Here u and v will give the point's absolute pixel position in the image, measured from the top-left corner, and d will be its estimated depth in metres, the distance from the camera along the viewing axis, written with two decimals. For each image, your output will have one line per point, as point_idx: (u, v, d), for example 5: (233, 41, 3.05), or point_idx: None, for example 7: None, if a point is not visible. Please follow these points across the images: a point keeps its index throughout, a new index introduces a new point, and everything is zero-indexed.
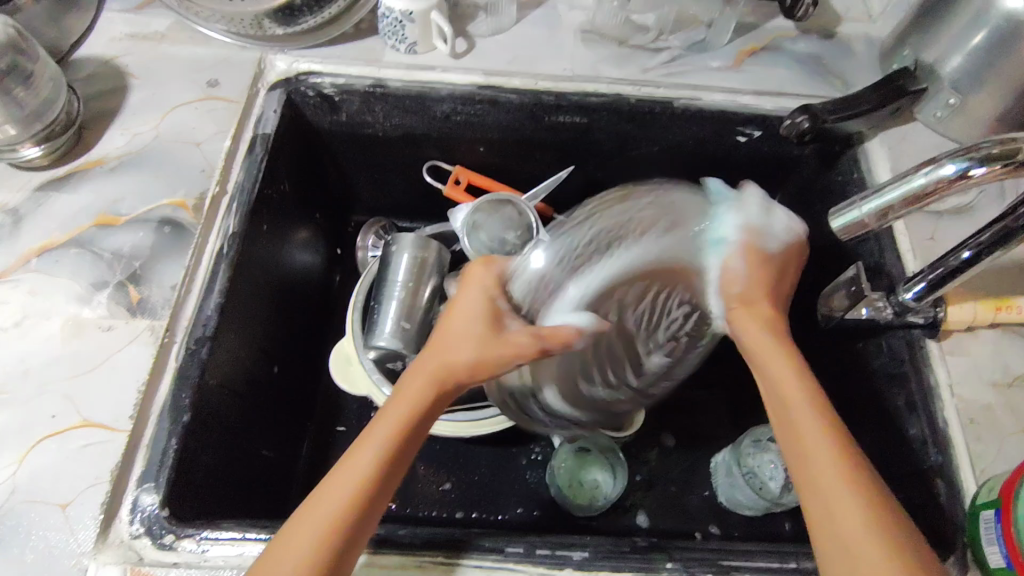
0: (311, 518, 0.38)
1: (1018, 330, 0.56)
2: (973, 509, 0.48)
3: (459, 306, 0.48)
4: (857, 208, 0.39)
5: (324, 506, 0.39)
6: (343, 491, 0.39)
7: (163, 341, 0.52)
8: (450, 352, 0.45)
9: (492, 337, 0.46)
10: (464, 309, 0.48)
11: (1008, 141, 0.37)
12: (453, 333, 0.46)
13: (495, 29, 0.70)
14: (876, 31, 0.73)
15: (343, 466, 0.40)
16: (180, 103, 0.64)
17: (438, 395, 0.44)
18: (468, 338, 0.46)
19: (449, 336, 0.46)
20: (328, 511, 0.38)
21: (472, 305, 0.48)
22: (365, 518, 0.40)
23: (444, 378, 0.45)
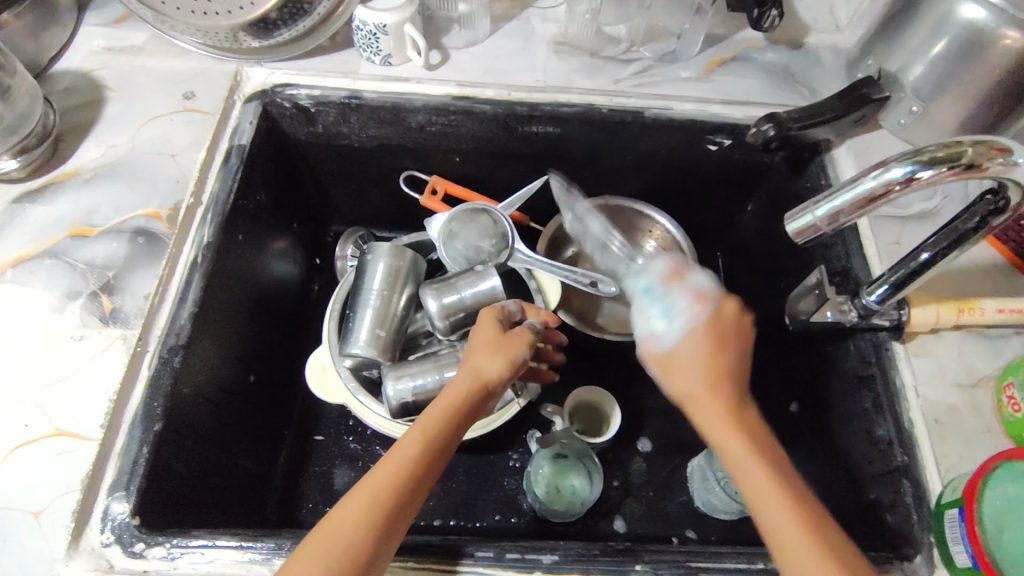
0: (354, 510, 0.41)
1: (983, 332, 0.57)
2: (938, 508, 0.49)
3: (476, 333, 0.54)
4: (811, 212, 0.39)
5: (360, 499, 0.41)
6: (384, 489, 0.41)
7: (136, 350, 0.53)
8: (479, 368, 0.50)
9: (493, 340, 0.52)
10: (483, 337, 0.53)
11: (954, 144, 0.37)
12: (475, 354, 0.51)
13: (469, 41, 0.71)
14: (843, 41, 0.74)
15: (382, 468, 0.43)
16: (155, 115, 0.64)
17: (476, 405, 0.48)
18: (488, 351, 0.51)
19: (473, 358, 0.51)
20: (371, 498, 0.41)
21: (486, 324, 0.54)
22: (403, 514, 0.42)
23: (479, 390, 0.48)
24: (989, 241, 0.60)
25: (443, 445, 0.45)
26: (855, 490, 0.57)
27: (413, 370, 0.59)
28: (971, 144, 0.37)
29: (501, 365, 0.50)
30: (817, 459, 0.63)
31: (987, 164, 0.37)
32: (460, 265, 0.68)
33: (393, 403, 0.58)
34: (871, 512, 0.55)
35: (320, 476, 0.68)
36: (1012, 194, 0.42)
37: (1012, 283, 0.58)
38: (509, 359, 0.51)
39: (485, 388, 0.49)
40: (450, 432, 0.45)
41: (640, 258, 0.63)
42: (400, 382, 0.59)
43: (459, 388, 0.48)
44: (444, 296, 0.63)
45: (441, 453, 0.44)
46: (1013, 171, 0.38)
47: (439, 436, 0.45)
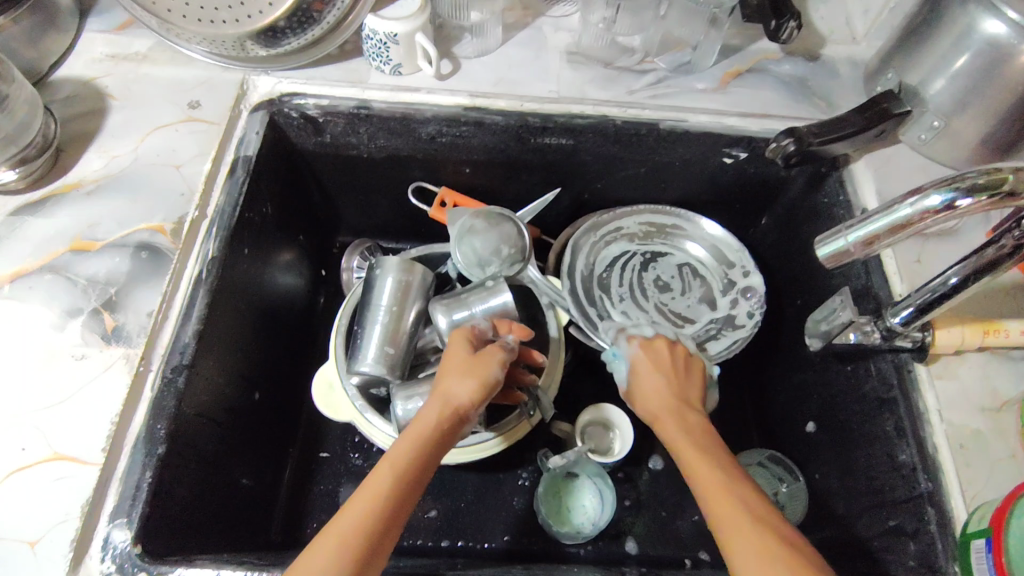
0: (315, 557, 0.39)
1: (1006, 354, 0.56)
2: (964, 537, 0.48)
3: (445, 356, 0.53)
4: (843, 237, 0.38)
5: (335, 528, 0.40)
6: (348, 530, 0.40)
7: (139, 370, 0.51)
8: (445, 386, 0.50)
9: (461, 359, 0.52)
10: (452, 362, 0.52)
11: (993, 172, 0.36)
12: (443, 381, 0.50)
13: (480, 50, 0.69)
14: (860, 53, 0.73)
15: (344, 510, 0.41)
16: (160, 125, 0.63)
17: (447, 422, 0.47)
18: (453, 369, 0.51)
19: (441, 385, 0.50)
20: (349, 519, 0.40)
21: (459, 350, 0.53)
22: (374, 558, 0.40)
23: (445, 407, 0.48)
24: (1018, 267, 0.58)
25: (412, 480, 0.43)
26: (874, 515, 0.56)
27: (423, 389, 0.58)
28: (1012, 171, 0.36)
29: (473, 386, 0.49)
30: (834, 482, 0.61)
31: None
32: (472, 264, 0.66)
33: (401, 424, 0.57)
34: (892, 538, 0.53)
35: (325, 493, 0.67)
36: None
37: None
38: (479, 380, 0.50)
39: (456, 413, 0.48)
40: (419, 466, 0.44)
41: (670, 273, 0.72)
42: (409, 402, 0.57)
43: (428, 416, 0.47)
44: (454, 313, 0.61)
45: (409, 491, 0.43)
46: None
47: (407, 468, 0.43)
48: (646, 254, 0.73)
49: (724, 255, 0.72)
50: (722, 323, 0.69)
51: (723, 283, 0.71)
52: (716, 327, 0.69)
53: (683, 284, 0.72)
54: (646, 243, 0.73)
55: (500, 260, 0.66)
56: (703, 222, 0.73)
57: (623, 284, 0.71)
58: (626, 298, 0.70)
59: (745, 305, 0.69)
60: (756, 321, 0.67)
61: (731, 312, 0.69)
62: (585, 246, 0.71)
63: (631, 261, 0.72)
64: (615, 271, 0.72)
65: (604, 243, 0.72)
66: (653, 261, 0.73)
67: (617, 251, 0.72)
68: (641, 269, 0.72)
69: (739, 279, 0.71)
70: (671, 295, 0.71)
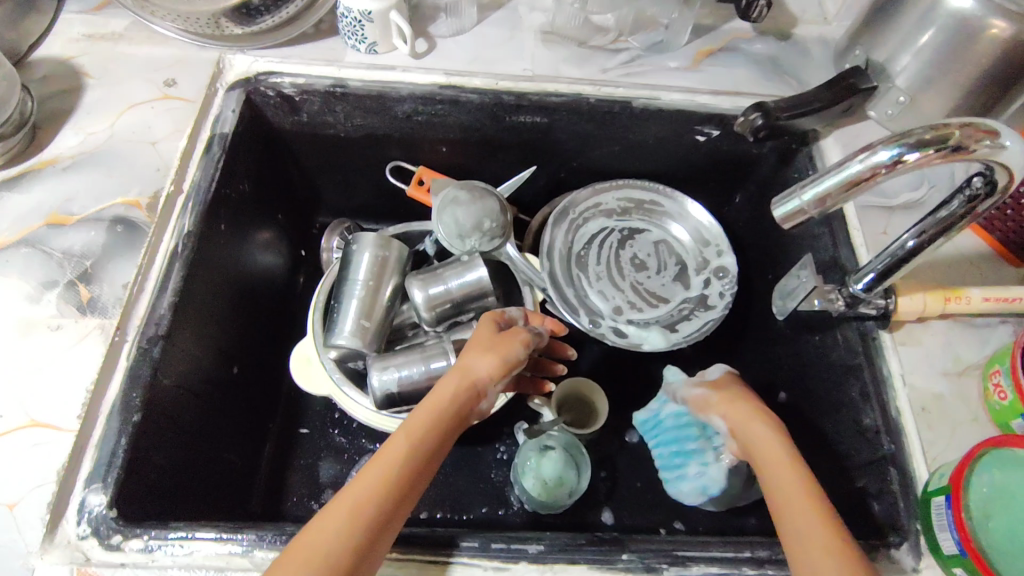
0: (336, 512, 0.41)
1: (968, 321, 0.57)
2: (925, 496, 0.49)
3: (473, 336, 0.56)
4: (797, 197, 0.39)
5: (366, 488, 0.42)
6: (369, 492, 0.41)
7: (114, 340, 0.52)
8: (470, 365, 0.52)
9: (489, 340, 0.54)
10: (477, 340, 0.55)
11: (942, 126, 0.37)
12: (466, 355, 0.53)
13: (456, 30, 0.70)
14: (830, 33, 0.74)
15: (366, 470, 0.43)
16: (136, 102, 0.63)
17: (464, 407, 0.50)
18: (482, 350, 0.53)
19: (463, 359, 0.53)
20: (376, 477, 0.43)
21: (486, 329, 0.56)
22: (393, 517, 0.42)
23: (467, 389, 0.51)
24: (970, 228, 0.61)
25: (427, 448, 0.46)
26: (841, 479, 0.57)
27: (398, 360, 0.59)
28: (959, 126, 0.37)
29: (494, 364, 0.52)
30: (804, 449, 0.62)
31: (974, 147, 0.37)
32: (453, 236, 0.66)
33: (377, 394, 0.58)
34: (856, 500, 0.54)
35: (306, 468, 0.67)
36: (1002, 183, 0.41)
37: (998, 272, 0.59)
38: (503, 359, 0.53)
39: (475, 387, 0.51)
40: (434, 434, 0.47)
41: (648, 252, 0.73)
42: (385, 373, 0.58)
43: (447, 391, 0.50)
44: (430, 287, 0.62)
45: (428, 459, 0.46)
46: (999, 154, 0.37)
47: (424, 437, 0.46)
48: (624, 230, 0.74)
49: (700, 233, 0.73)
50: (695, 304, 0.70)
51: (698, 261, 0.72)
52: (688, 310, 0.70)
53: (659, 263, 0.73)
54: (625, 219, 0.74)
55: (480, 234, 0.66)
56: (681, 197, 0.73)
57: (599, 262, 0.72)
58: (602, 277, 0.71)
59: (717, 285, 0.71)
60: (726, 303, 0.69)
61: (703, 291, 0.70)
62: (564, 221, 0.72)
63: (609, 239, 0.73)
64: (593, 249, 0.72)
65: (583, 219, 0.73)
66: (632, 239, 0.74)
67: (596, 228, 0.73)
68: (618, 246, 0.73)
69: (713, 259, 0.72)
70: (647, 274, 0.72)
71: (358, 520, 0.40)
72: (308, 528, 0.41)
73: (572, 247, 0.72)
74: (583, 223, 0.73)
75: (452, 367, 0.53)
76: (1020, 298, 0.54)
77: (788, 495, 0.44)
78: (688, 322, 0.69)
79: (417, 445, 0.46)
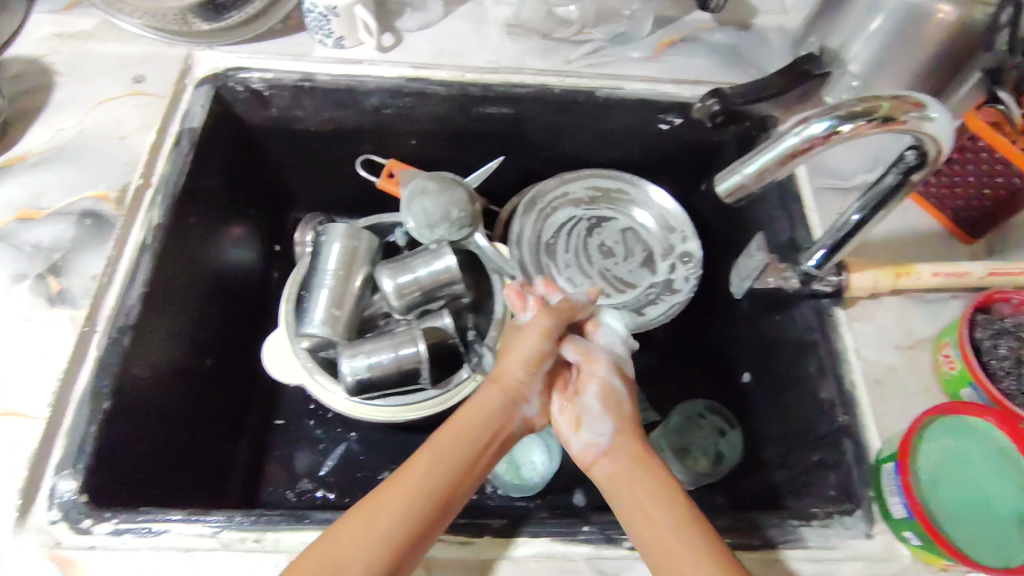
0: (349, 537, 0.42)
1: (919, 296, 0.60)
2: (877, 464, 0.51)
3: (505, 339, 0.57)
4: (737, 172, 0.41)
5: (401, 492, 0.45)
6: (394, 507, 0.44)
7: (84, 330, 0.53)
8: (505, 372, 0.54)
9: (516, 342, 0.55)
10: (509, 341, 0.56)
11: (871, 99, 0.39)
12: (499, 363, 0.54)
13: (423, 24, 0.71)
14: (789, 22, 0.76)
15: (404, 470, 0.46)
16: (105, 99, 0.64)
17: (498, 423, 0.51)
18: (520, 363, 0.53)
19: (499, 367, 0.54)
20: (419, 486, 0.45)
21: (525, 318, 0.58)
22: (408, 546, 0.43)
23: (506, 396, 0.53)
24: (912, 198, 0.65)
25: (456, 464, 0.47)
26: (799, 452, 0.59)
27: (368, 347, 0.60)
28: (888, 98, 0.39)
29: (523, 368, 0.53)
30: (766, 426, 0.64)
31: (902, 118, 0.39)
32: (422, 226, 0.67)
33: (347, 380, 0.59)
34: (813, 472, 0.56)
35: (281, 458, 0.69)
36: (932, 157, 0.43)
37: (945, 247, 0.62)
38: (531, 360, 0.53)
39: (509, 390, 0.53)
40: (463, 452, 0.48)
41: (615, 240, 0.75)
42: (355, 360, 0.60)
43: (489, 398, 0.52)
44: (399, 275, 0.64)
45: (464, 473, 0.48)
46: (925, 125, 0.40)
47: (460, 446, 0.48)
48: (592, 219, 0.75)
49: (665, 219, 0.74)
50: (661, 289, 0.72)
51: (664, 247, 0.74)
52: (654, 295, 0.72)
53: (626, 250, 0.74)
54: (593, 207, 0.75)
55: (449, 223, 0.68)
56: (646, 184, 0.74)
57: (567, 250, 0.73)
58: (571, 265, 0.73)
59: (683, 270, 0.72)
60: (691, 287, 0.71)
61: (669, 277, 0.72)
62: (533, 211, 0.73)
63: (577, 227, 0.75)
64: (561, 238, 0.74)
65: (551, 207, 0.74)
66: (600, 227, 0.75)
67: (564, 216, 0.75)
68: (586, 235, 0.75)
69: (678, 245, 0.74)
70: (614, 262, 0.74)
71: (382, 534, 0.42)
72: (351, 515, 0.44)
73: (541, 235, 0.73)
74: (552, 211, 0.74)
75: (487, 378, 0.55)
76: (967, 273, 0.56)
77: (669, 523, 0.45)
78: (653, 308, 0.71)
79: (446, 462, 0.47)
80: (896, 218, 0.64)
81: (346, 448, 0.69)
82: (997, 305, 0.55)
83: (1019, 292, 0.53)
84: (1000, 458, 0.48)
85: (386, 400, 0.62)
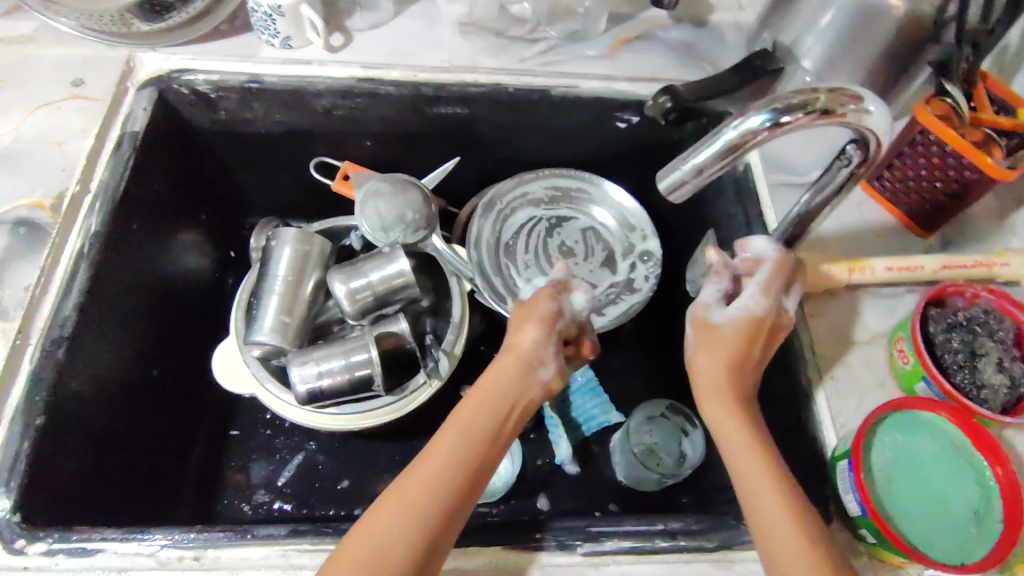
0: (381, 519, 0.41)
1: (874, 290, 0.59)
2: (833, 461, 0.51)
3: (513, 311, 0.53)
4: (677, 168, 0.41)
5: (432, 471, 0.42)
6: (425, 485, 0.42)
7: (16, 344, 0.51)
8: (514, 340, 0.50)
9: (525, 316, 0.51)
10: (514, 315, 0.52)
11: (809, 91, 0.38)
12: (508, 334, 0.51)
13: (373, 23, 0.70)
14: (745, 17, 0.76)
15: (427, 452, 0.44)
16: (42, 103, 0.62)
17: (520, 390, 0.48)
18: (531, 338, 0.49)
19: (508, 338, 0.50)
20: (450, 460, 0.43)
21: (538, 301, 0.51)
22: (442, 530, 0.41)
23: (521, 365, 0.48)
24: (861, 187, 0.65)
25: (482, 437, 0.45)
26: None
27: (318, 354, 0.59)
28: (825, 91, 0.38)
29: (536, 331, 0.49)
30: None
31: (841, 110, 0.39)
32: (377, 228, 0.66)
33: (297, 389, 0.58)
34: None
35: (237, 470, 0.67)
36: (872, 151, 0.43)
37: (897, 241, 0.63)
38: (542, 325, 0.49)
39: (526, 358, 0.49)
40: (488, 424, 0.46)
41: (575, 239, 0.74)
42: (305, 368, 0.58)
43: (504, 370, 0.48)
44: (350, 280, 0.62)
45: (490, 444, 0.45)
46: (863, 118, 0.40)
47: (482, 417, 0.46)
48: (552, 218, 0.74)
49: (624, 217, 0.73)
50: (622, 288, 0.71)
51: (624, 246, 0.73)
52: (615, 294, 0.71)
53: (586, 250, 0.74)
54: (553, 207, 0.74)
55: (404, 225, 0.66)
56: (605, 182, 0.74)
57: (526, 251, 0.72)
58: (530, 266, 0.72)
59: (643, 269, 0.72)
60: (651, 286, 0.70)
61: (629, 276, 0.72)
62: (491, 213, 0.72)
63: (537, 228, 0.74)
64: (521, 239, 0.73)
65: (509, 207, 0.73)
66: (559, 226, 0.74)
67: (523, 217, 0.74)
68: (545, 235, 0.74)
69: (638, 243, 0.73)
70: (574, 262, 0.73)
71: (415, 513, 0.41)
72: (384, 499, 0.42)
73: (501, 236, 0.72)
74: (511, 212, 0.73)
75: (499, 350, 0.50)
76: (921, 267, 0.57)
77: (776, 517, 0.41)
78: (614, 308, 0.70)
79: (471, 435, 0.45)
80: (849, 213, 0.64)
81: (304, 457, 0.67)
82: (950, 297, 0.55)
83: (972, 286, 0.54)
84: (952, 451, 0.48)
85: (339, 409, 0.60)
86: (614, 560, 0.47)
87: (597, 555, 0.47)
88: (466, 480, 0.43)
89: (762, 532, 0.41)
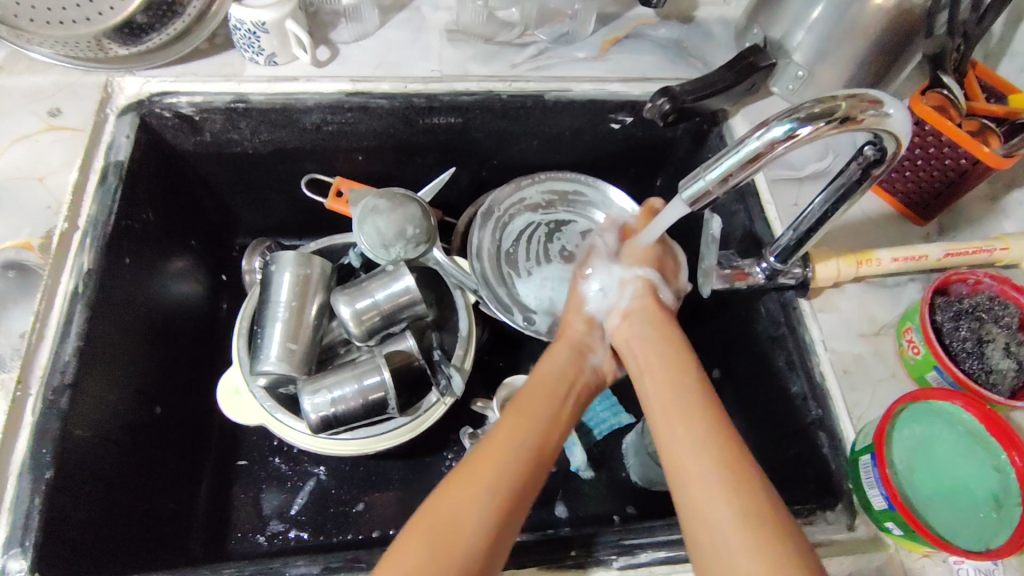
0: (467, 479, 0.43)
1: (879, 281, 0.60)
2: (853, 455, 0.51)
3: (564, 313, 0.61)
4: (701, 177, 0.41)
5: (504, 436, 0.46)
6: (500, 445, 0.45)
7: (17, 396, 0.48)
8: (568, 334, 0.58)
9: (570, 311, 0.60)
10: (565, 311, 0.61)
11: (828, 100, 0.38)
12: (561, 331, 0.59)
13: (358, 35, 0.68)
14: (731, 12, 0.75)
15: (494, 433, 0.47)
16: (18, 136, 0.59)
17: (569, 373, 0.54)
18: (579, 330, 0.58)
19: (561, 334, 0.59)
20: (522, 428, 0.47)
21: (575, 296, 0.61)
22: (518, 492, 0.43)
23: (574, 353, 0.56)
24: None
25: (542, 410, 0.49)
26: (781, 446, 0.59)
27: (331, 380, 0.57)
28: (845, 98, 0.38)
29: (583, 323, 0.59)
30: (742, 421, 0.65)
31: (860, 116, 0.39)
32: (377, 245, 0.64)
33: (309, 418, 0.56)
34: (794, 467, 0.57)
35: (248, 500, 0.65)
36: (890, 150, 0.43)
37: (899, 230, 0.64)
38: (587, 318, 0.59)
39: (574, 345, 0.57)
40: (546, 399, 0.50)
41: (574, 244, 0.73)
42: (318, 396, 0.57)
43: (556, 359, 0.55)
44: (356, 301, 0.61)
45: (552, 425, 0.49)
46: (884, 122, 0.40)
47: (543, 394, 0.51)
48: (550, 223, 0.73)
49: None
50: None
51: None
52: None
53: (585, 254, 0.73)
54: (550, 212, 0.73)
55: (405, 242, 0.64)
56: (603, 183, 0.73)
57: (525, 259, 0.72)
58: (531, 274, 0.71)
59: None
60: None
61: None
62: (490, 221, 0.71)
63: (537, 233, 0.73)
64: (521, 246, 0.72)
65: (509, 214, 0.72)
66: (559, 230, 0.73)
67: (522, 223, 0.73)
68: (545, 241, 0.73)
69: None
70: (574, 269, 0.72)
71: (492, 471, 0.43)
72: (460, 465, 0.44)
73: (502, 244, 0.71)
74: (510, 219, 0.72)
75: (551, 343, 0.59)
76: (926, 256, 0.57)
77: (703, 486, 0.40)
78: None
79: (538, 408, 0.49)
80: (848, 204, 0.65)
81: (317, 483, 0.66)
82: (953, 284, 0.56)
83: (975, 273, 0.54)
84: (967, 440, 0.49)
85: (354, 433, 0.60)
86: (651, 571, 0.47)
87: (633, 568, 0.47)
88: (534, 452, 0.46)
89: (694, 506, 0.40)
